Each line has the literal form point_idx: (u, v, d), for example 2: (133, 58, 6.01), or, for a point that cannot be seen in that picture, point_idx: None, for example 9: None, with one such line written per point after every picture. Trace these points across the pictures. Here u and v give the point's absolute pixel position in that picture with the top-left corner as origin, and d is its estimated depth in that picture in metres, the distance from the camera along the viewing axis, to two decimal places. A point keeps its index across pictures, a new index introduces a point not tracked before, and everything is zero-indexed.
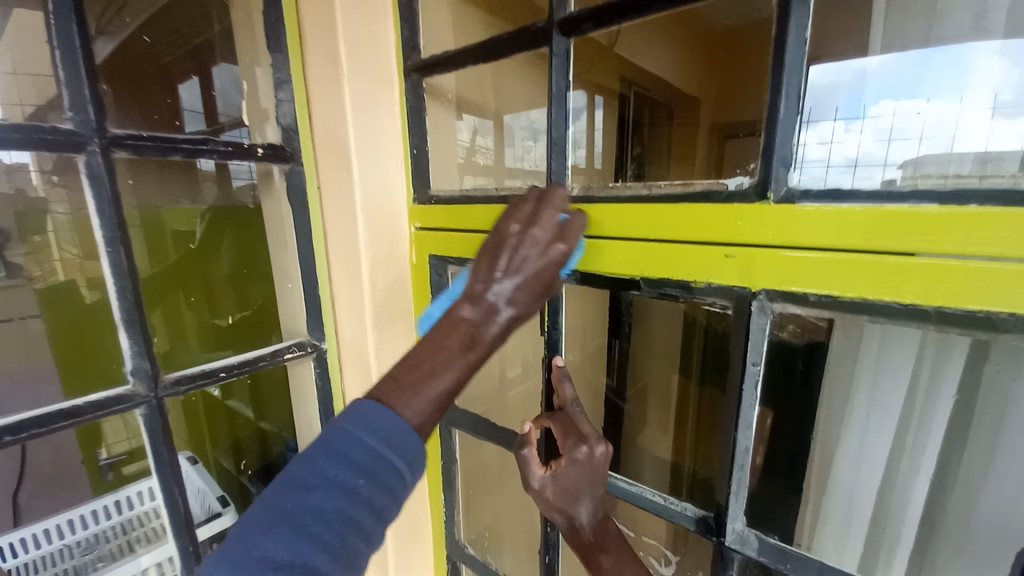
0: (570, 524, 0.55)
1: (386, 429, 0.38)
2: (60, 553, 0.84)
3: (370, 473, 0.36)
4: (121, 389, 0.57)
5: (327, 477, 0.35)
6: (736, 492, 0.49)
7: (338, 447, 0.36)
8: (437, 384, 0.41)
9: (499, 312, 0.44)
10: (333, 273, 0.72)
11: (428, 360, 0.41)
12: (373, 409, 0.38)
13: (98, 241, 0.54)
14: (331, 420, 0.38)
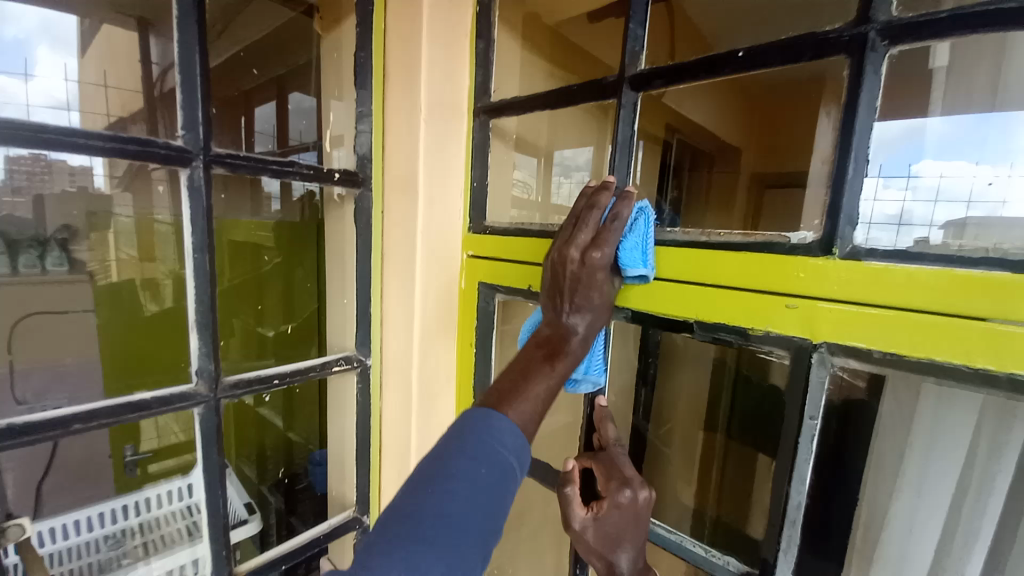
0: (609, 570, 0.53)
1: (514, 446, 0.43)
2: (88, 545, 0.84)
3: (491, 467, 0.40)
4: (185, 387, 0.60)
5: (466, 469, 0.39)
6: (785, 549, 0.48)
7: (480, 455, 0.41)
8: (537, 388, 0.49)
9: (577, 330, 0.53)
10: (387, 292, 0.76)
11: (522, 375, 0.49)
12: (495, 418, 0.44)
13: (188, 246, 0.59)
14: (462, 425, 0.43)
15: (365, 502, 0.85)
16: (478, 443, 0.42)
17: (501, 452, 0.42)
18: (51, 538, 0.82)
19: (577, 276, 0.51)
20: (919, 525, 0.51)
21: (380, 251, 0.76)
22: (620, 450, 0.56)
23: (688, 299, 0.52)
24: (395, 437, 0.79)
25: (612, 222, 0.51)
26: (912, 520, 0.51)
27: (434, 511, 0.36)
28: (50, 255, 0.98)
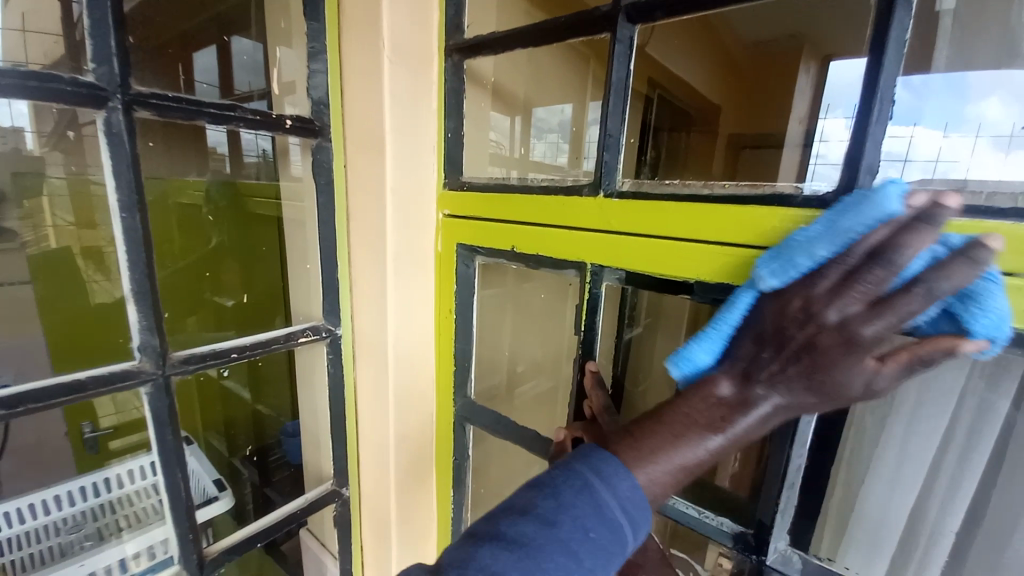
0: None
1: (633, 510, 0.36)
2: (44, 530, 0.78)
3: (598, 522, 0.35)
4: (127, 365, 0.53)
5: (564, 517, 0.34)
6: (782, 511, 0.47)
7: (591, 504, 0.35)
8: (678, 456, 0.37)
9: (759, 405, 0.36)
10: (354, 256, 0.70)
11: (670, 429, 0.37)
12: (617, 470, 0.36)
13: (113, 206, 0.50)
14: (580, 463, 0.38)
15: (342, 478, 0.81)
16: (591, 488, 0.36)
17: (613, 509, 0.35)
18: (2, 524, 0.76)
19: (809, 331, 0.34)
20: (900, 484, 0.49)
21: (345, 211, 0.69)
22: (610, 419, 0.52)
23: (689, 259, 0.47)
24: (372, 411, 0.74)
25: (919, 286, 0.31)
26: (890, 479, 0.49)
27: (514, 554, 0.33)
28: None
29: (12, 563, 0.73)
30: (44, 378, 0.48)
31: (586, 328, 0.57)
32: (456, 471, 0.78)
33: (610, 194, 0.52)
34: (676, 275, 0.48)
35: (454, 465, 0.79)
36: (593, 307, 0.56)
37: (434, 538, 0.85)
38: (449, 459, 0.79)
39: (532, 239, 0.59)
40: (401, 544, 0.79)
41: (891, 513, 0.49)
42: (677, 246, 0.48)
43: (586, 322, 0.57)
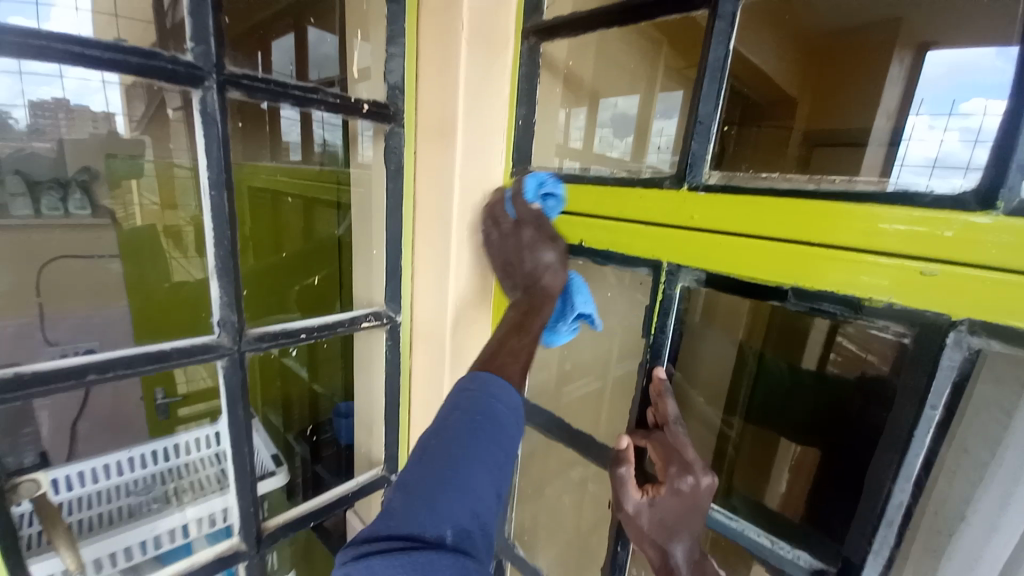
0: (663, 560, 0.50)
1: (509, 403, 0.49)
2: (116, 490, 0.83)
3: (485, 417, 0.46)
4: (207, 338, 0.55)
5: (465, 433, 0.44)
6: (878, 552, 0.41)
7: (477, 411, 0.46)
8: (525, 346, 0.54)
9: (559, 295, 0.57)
10: (418, 243, 0.70)
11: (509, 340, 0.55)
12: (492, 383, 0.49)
13: (203, 184, 0.53)
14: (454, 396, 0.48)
15: (392, 462, 0.82)
16: (473, 404, 0.47)
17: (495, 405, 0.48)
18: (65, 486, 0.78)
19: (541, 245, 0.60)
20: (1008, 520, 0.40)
21: (411, 199, 0.69)
22: (680, 428, 0.50)
23: (783, 260, 0.43)
24: (425, 400, 0.75)
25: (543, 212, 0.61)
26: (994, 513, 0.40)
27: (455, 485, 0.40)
28: (75, 197, 1.02)
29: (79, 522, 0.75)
30: (124, 348, 0.50)
31: (657, 330, 0.54)
32: None
33: (695, 187, 0.49)
34: (767, 280, 0.44)
35: None
36: (666, 308, 0.53)
37: None
38: None
39: (604, 234, 0.57)
40: None
41: (990, 553, 0.41)
42: (769, 247, 0.44)
43: (657, 324, 0.54)
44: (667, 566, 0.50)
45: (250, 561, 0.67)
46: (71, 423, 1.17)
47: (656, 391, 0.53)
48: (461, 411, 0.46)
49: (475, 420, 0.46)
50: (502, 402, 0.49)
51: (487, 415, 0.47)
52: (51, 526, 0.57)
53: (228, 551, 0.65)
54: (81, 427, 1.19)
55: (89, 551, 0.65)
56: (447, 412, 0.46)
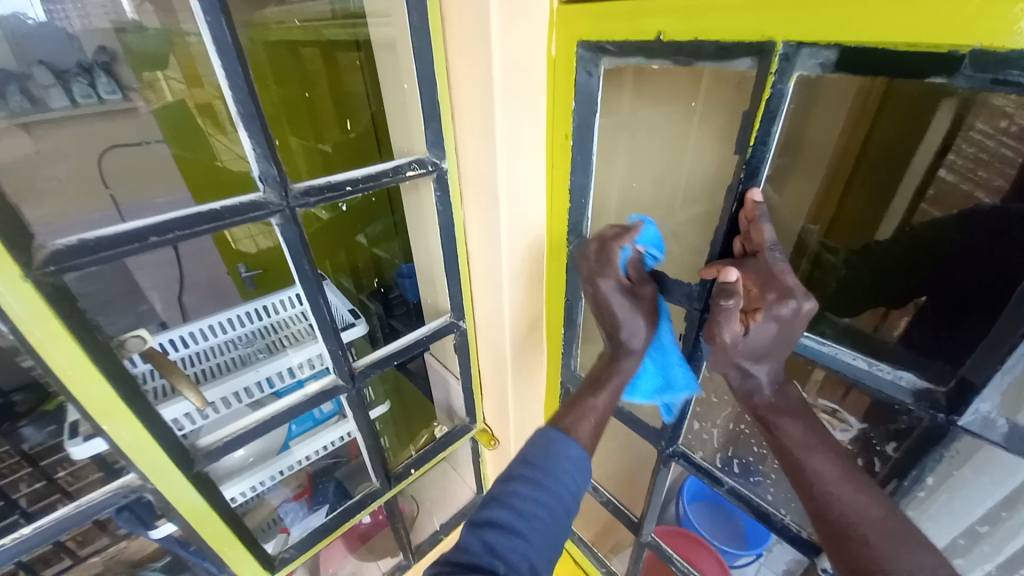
0: (746, 382, 0.49)
1: (577, 462, 0.52)
2: (227, 344, 0.92)
3: (566, 486, 0.50)
4: (255, 196, 0.53)
5: (542, 487, 0.49)
6: (1007, 370, 0.37)
7: (537, 465, 0.51)
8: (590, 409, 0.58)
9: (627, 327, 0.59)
10: (455, 71, 0.59)
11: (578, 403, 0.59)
12: (567, 449, 0.53)
13: (194, 5, 0.44)
14: (541, 446, 0.53)
15: (459, 311, 0.84)
16: (539, 457, 0.52)
17: (567, 467, 0.51)
18: (176, 346, 0.87)
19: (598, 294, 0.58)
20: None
21: (438, 9, 0.56)
22: (778, 255, 0.43)
23: (971, 10, 0.29)
24: (484, 250, 0.73)
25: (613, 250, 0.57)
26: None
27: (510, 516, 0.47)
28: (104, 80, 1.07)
29: (195, 373, 0.85)
30: (175, 211, 0.49)
31: (756, 143, 0.43)
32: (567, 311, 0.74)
33: None
34: (933, 47, 0.31)
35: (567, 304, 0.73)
36: (772, 111, 0.41)
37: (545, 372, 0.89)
38: (561, 298, 0.73)
39: (692, 15, 0.42)
40: (516, 370, 0.85)
41: None
42: None
43: (760, 136, 0.43)
44: (746, 385, 0.49)
45: (349, 397, 0.76)
46: (177, 297, 1.32)
47: (747, 219, 0.46)
48: (529, 465, 0.51)
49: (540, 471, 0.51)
50: (568, 459, 0.52)
51: (551, 473, 0.51)
52: (170, 373, 0.65)
53: (329, 387, 0.73)
54: (187, 300, 1.35)
55: (211, 393, 0.73)
56: (520, 461, 0.53)
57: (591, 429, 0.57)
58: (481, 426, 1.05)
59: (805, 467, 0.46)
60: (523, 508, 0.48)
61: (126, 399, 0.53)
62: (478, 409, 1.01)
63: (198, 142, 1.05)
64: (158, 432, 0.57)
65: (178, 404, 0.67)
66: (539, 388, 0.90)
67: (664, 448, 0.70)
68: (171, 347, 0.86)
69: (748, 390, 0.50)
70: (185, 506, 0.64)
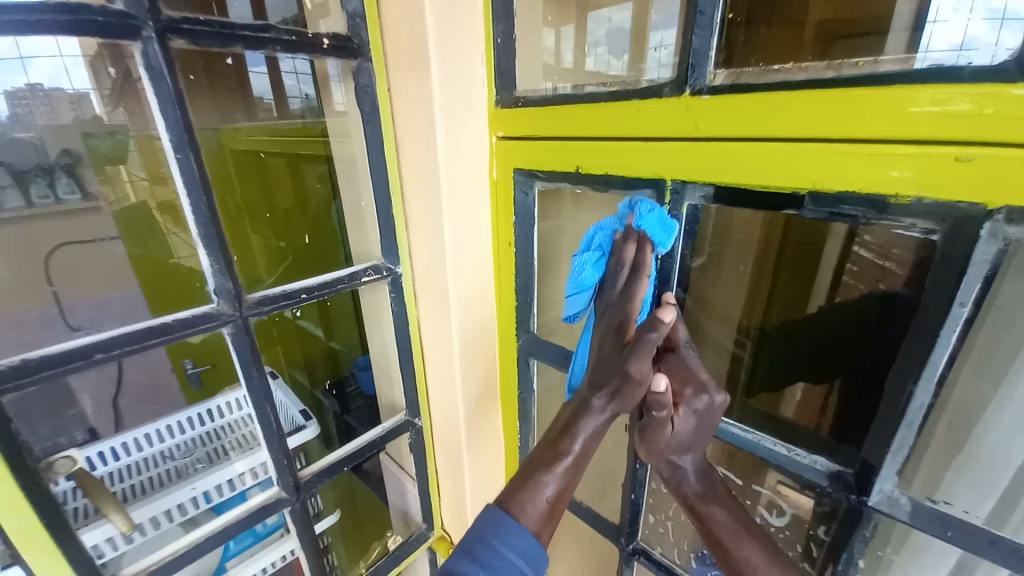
0: (673, 472, 0.51)
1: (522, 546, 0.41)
2: (161, 455, 0.85)
3: None
4: (206, 308, 0.55)
5: None
6: (895, 451, 0.41)
7: (479, 560, 0.40)
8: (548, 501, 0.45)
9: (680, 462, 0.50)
10: (408, 189, 0.66)
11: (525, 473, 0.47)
12: (513, 529, 0.42)
13: (166, 146, 0.48)
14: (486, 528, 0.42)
15: (415, 408, 0.83)
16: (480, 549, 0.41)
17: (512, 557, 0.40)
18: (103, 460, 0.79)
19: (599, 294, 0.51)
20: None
21: (393, 142, 0.64)
22: (691, 352, 0.49)
23: (804, 163, 0.38)
24: (438, 350, 0.74)
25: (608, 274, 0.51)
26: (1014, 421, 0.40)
27: None
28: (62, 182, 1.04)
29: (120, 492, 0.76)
30: (125, 325, 0.50)
31: (664, 255, 0.51)
32: (522, 403, 0.76)
33: (699, 91, 0.42)
34: (781, 188, 0.40)
35: (521, 397, 0.76)
36: (673, 230, 0.49)
37: (503, 464, 0.88)
38: (515, 391, 0.76)
39: (602, 154, 0.51)
40: (472, 472, 0.83)
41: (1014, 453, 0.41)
42: (788, 148, 0.39)
43: (665, 249, 0.50)
44: (675, 475, 0.51)
45: (293, 509, 0.71)
46: (110, 400, 1.23)
47: (665, 317, 0.52)
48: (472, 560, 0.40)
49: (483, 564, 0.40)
50: (514, 548, 0.41)
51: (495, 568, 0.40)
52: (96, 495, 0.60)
53: (270, 500, 0.69)
54: (120, 402, 1.25)
55: (138, 514, 0.67)
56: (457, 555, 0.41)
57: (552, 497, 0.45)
58: (439, 532, 0.98)
59: (735, 556, 0.47)
60: None
61: (46, 524, 0.50)
62: (435, 513, 0.95)
63: (149, 236, 1.06)
64: (76, 563, 0.53)
65: (102, 527, 0.60)
66: (496, 479, 0.88)
67: (624, 546, 0.69)
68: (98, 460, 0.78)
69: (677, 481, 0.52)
70: None
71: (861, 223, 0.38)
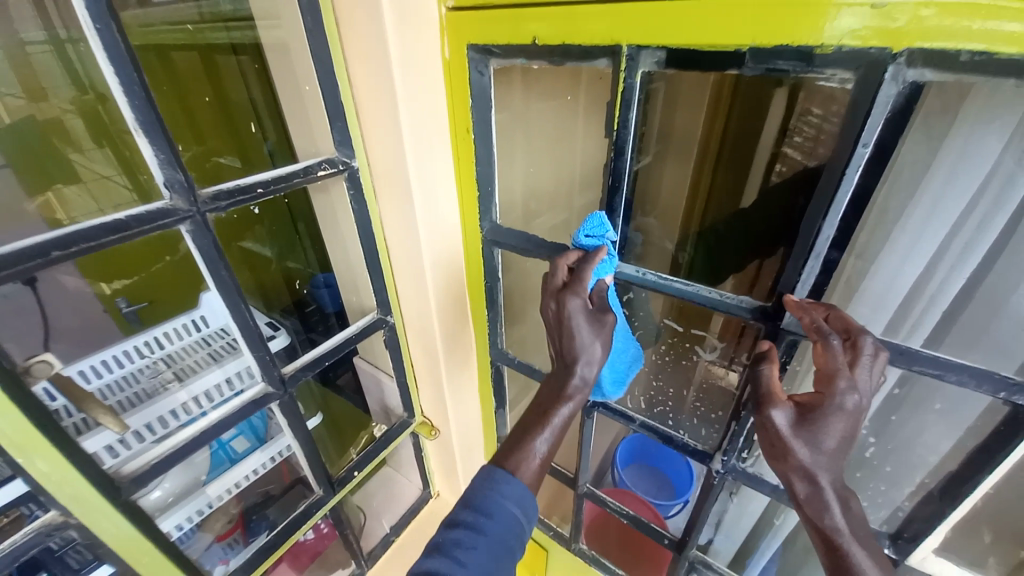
0: (814, 493, 0.48)
1: (520, 500, 0.56)
2: (139, 373, 0.83)
3: (516, 532, 0.55)
4: (160, 204, 0.53)
5: (498, 524, 0.54)
6: (804, 280, 0.50)
7: (478, 510, 0.55)
8: (537, 449, 0.60)
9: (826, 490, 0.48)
10: (356, 75, 0.62)
11: (520, 435, 0.62)
12: (514, 487, 0.56)
13: (82, 17, 0.45)
14: (490, 490, 0.56)
15: (385, 307, 0.85)
16: (483, 502, 0.55)
17: (505, 508, 0.55)
18: (94, 375, 0.77)
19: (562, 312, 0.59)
20: (914, 257, 0.54)
21: (333, 13, 0.58)
22: (836, 344, 0.46)
23: (745, 19, 0.41)
24: (404, 246, 0.76)
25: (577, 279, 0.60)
26: (905, 253, 0.54)
27: (456, 555, 0.52)
28: None
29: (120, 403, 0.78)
30: (75, 223, 0.48)
31: (619, 127, 0.54)
32: (489, 292, 0.82)
33: None
34: (726, 46, 0.43)
35: (487, 286, 0.82)
36: (627, 100, 0.51)
37: (475, 350, 0.95)
38: (481, 281, 0.82)
39: (558, 23, 0.51)
40: (447, 359, 0.91)
41: (904, 276, 0.55)
42: (736, 4, 0.41)
43: (619, 120, 0.53)
44: (811, 498, 0.49)
45: (282, 402, 0.76)
46: None
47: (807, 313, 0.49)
48: (472, 510, 0.55)
49: (480, 518, 0.54)
50: (513, 502, 0.55)
51: (490, 513, 0.54)
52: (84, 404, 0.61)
53: (260, 395, 0.73)
54: None
55: (134, 419, 0.70)
56: (461, 507, 0.56)
57: (539, 463, 0.60)
58: (420, 419, 1.07)
59: (849, 566, 0.47)
60: (465, 555, 0.52)
61: (39, 426, 0.51)
62: (415, 402, 1.03)
63: (47, 170, 0.88)
64: (77, 460, 0.56)
65: (101, 433, 0.64)
66: (469, 366, 0.97)
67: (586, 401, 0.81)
68: (89, 376, 0.76)
69: (815, 503, 0.49)
70: (116, 536, 0.63)
71: (792, 77, 0.43)
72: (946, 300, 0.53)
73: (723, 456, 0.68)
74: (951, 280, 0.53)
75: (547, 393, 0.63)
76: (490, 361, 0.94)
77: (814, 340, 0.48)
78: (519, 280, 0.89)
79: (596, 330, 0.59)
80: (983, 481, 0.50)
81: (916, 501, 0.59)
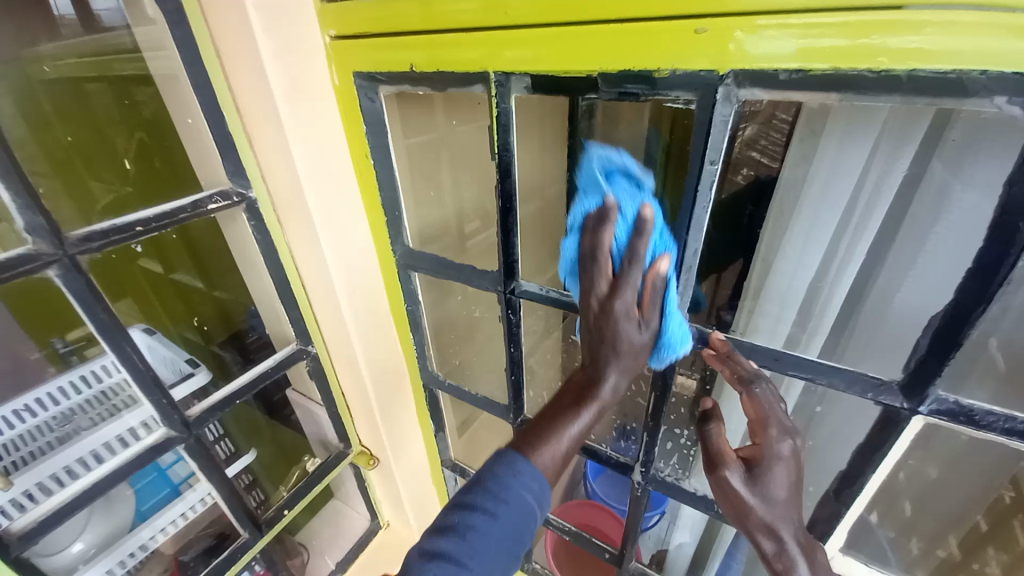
0: (778, 550, 0.49)
1: (536, 490, 0.46)
2: (39, 429, 0.75)
3: (534, 513, 0.46)
4: (23, 250, 0.50)
5: (514, 507, 0.45)
6: (682, 293, 0.52)
7: (490, 495, 0.45)
8: (555, 446, 0.48)
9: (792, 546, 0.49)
10: (244, 105, 0.61)
11: (541, 421, 0.51)
12: (526, 475, 0.46)
13: None
14: (498, 476, 0.46)
15: (305, 337, 0.83)
16: (492, 490, 0.45)
17: (522, 495, 0.45)
18: None
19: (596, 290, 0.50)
20: (803, 266, 0.55)
21: (210, 40, 0.57)
22: (766, 390, 0.49)
23: (590, 45, 0.42)
24: (317, 275, 0.74)
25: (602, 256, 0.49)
26: (794, 262, 0.56)
27: (462, 542, 0.43)
28: None
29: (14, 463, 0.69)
30: None
31: (501, 150, 0.54)
32: (412, 315, 0.82)
33: None
34: (578, 72, 0.44)
35: (409, 310, 0.82)
36: (503, 124, 0.52)
37: (408, 374, 0.93)
38: (403, 305, 0.81)
39: (431, 50, 0.52)
40: (377, 386, 0.89)
41: (795, 284, 0.57)
42: (578, 33, 0.42)
43: (500, 144, 0.54)
44: (781, 560, 0.49)
45: (188, 445, 0.72)
46: None
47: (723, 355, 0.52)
48: (480, 494, 0.45)
49: (491, 507, 0.44)
50: (529, 489, 0.46)
51: (502, 499, 0.45)
52: None
53: (163, 439, 0.69)
54: None
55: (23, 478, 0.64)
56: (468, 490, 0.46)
57: (560, 455, 0.49)
58: (358, 449, 1.03)
59: None
60: (475, 540, 0.43)
61: None
62: (351, 432, 1.00)
63: None
64: None
65: None
66: (404, 391, 0.95)
67: (513, 420, 0.80)
68: None
69: (784, 562, 0.49)
70: None
71: (645, 99, 0.44)
72: (830, 305, 0.55)
73: (642, 468, 0.69)
74: (835, 286, 0.55)
75: (566, 387, 0.53)
76: (423, 385, 0.93)
77: (739, 389, 0.50)
78: (447, 302, 0.88)
79: (635, 332, 0.49)
80: (871, 479, 0.52)
81: (815, 502, 0.60)
